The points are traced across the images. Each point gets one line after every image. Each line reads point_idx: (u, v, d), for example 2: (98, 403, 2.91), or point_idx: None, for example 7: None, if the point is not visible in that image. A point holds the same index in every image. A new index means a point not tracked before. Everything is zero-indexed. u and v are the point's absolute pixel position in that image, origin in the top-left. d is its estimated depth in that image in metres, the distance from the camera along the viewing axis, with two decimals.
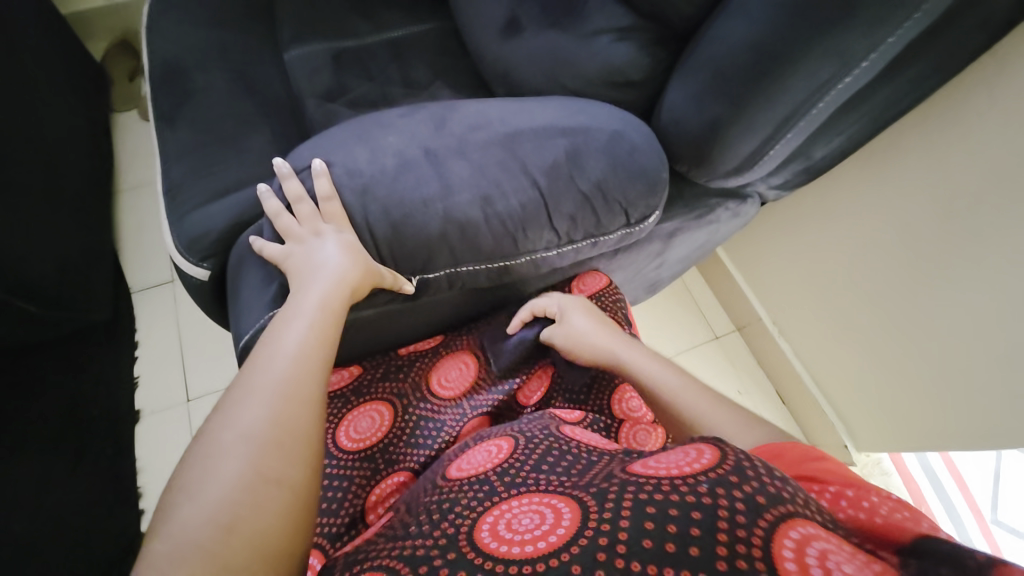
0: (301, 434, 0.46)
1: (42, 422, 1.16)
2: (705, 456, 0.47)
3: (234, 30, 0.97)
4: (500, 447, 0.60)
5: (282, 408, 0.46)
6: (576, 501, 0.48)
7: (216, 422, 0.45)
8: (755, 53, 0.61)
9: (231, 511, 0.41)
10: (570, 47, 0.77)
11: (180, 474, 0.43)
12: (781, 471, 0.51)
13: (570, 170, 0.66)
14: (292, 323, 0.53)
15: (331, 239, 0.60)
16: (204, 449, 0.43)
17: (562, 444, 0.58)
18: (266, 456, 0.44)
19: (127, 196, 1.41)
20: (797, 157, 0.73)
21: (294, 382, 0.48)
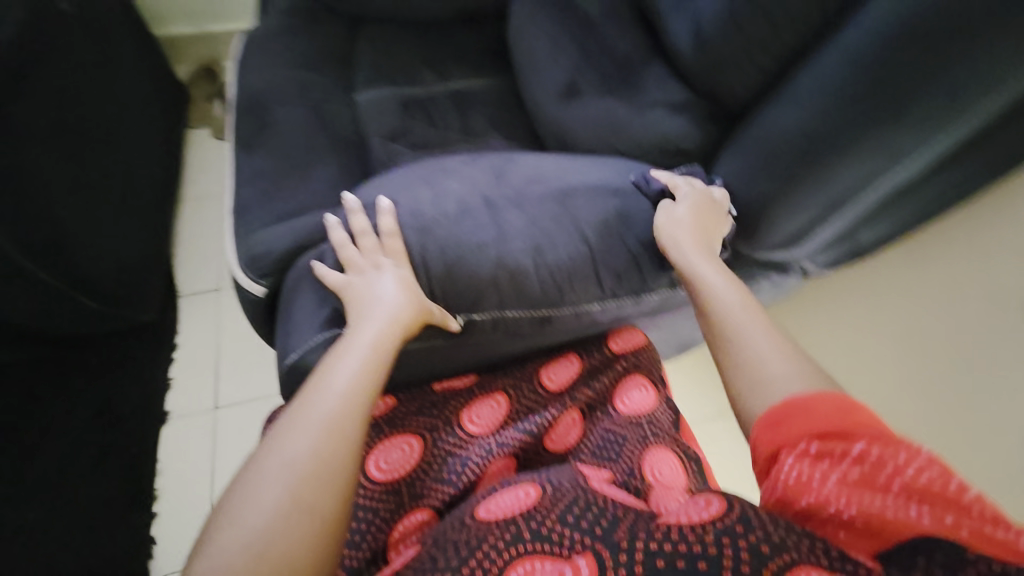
0: (337, 467, 0.47)
1: (77, 412, 1.20)
2: (713, 505, 0.50)
3: (315, 72, 1.07)
4: (529, 493, 0.59)
5: (325, 441, 0.48)
6: (591, 550, 0.49)
7: (268, 447, 0.48)
8: (805, 139, 0.64)
9: (266, 539, 0.42)
10: (626, 114, 0.82)
11: (226, 496, 0.45)
12: (804, 424, 0.47)
13: (619, 229, 0.69)
14: (345, 357, 0.55)
15: (389, 273, 0.63)
16: (252, 474, 0.46)
17: (587, 494, 0.57)
18: (303, 487, 0.45)
19: (189, 206, 1.50)
20: (842, 240, 0.76)
21: (339, 417, 0.50)
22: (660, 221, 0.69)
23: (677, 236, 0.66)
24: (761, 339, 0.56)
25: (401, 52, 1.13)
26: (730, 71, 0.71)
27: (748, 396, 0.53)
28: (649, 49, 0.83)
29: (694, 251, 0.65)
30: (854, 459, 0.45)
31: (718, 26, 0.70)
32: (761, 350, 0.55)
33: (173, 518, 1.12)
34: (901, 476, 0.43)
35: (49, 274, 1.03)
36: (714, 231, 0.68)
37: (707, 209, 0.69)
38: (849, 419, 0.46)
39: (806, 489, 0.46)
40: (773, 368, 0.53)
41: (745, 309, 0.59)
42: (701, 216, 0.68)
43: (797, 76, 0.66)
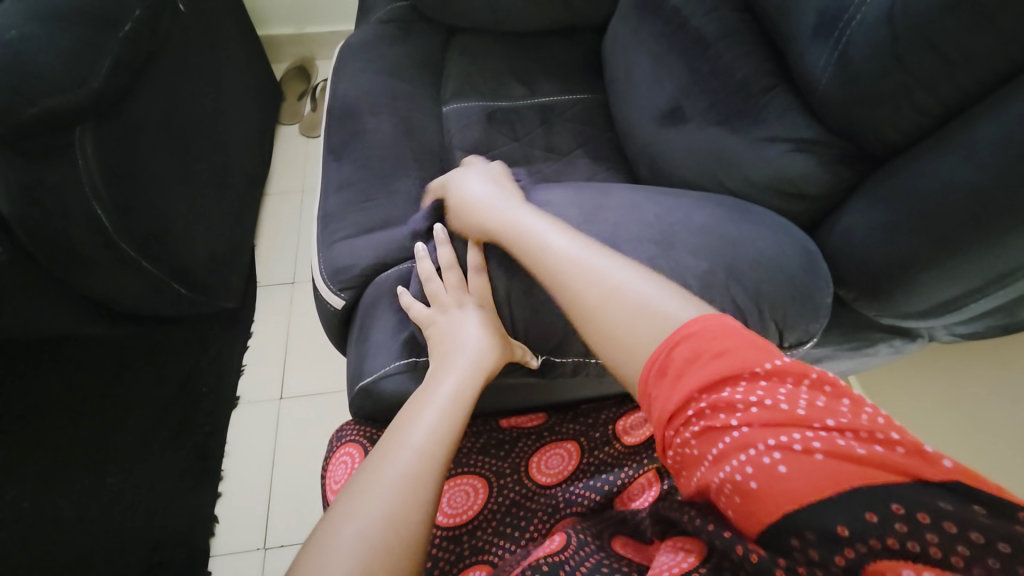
0: (410, 540, 0.43)
1: (161, 387, 1.29)
2: (688, 554, 0.43)
3: (405, 81, 1.07)
4: (554, 541, 0.53)
5: (399, 508, 0.44)
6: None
7: (341, 509, 0.45)
8: (972, 199, 0.54)
9: None
10: (738, 147, 0.74)
11: (299, 564, 0.42)
12: (660, 404, 0.46)
13: (727, 280, 0.62)
14: (425, 412, 0.52)
15: (473, 313, 0.61)
16: (324, 539, 0.43)
17: (611, 560, 0.49)
18: (375, 562, 0.41)
19: (273, 200, 1.57)
20: (996, 313, 0.63)
21: (419, 481, 0.47)
22: (461, 196, 0.69)
23: (478, 204, 0.66)
24: (603, 262, 0.56)
25: (491, 63, 1.11)
26: (879, 108, 0.61)
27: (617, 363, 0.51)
28: (772, 75, 0.75)
29: (502, 198, 0.66)
30: (697, 419, 0.43)
31: (872, 54, 0.61)
32: (602, 274, 0.54)
33: (234, 501, 1.18)
34: (736, 416, 0.42)
35: (151, 263, 1.09)
36: (505, 181, 0.71)
37: (495, 172, 0.74)
38: (683, 376, 0.45)
39: (694, 471, 0.43)
40: (618, 324, 0.51)
41: (571, 233, 0.60)
42: (497, 182, 0.71)
43: (971, 122, 0.56)
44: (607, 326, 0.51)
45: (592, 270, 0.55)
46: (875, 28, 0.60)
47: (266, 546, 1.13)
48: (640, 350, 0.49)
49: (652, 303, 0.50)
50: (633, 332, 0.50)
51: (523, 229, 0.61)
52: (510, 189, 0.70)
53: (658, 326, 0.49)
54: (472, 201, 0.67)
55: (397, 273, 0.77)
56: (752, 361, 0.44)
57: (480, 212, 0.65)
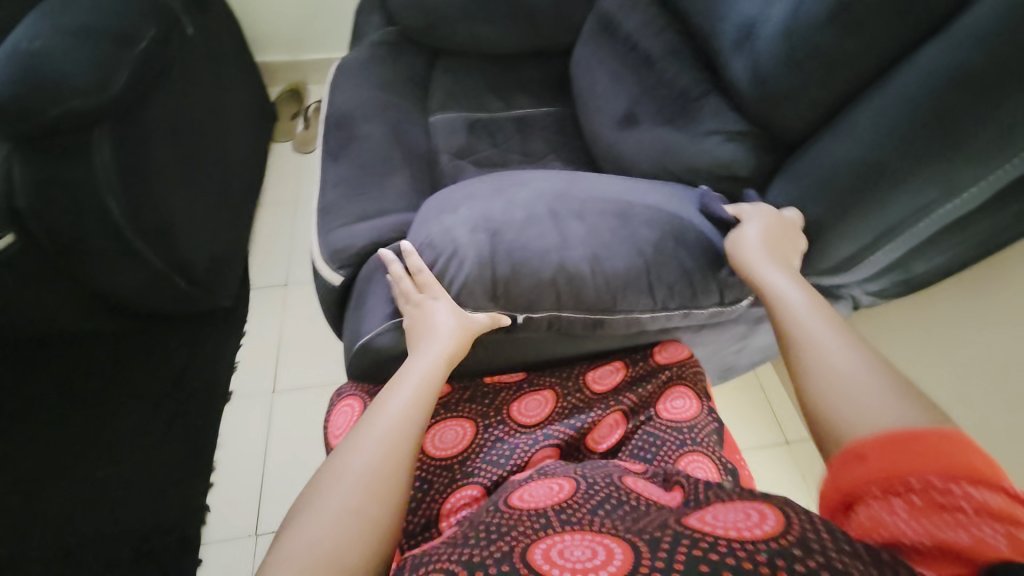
0: (382, 480, 0.57)
1: (155, 383, 1.33)
2: (768, 520, 0.48)
3: (396, 94, 1.19)
4: (561, 486, 0.62)
5: (375, 459, 0.58)
6: (625, 540, 0.50)
7: (335, 458, 0.59)
8: (861, 168, 0.68)
9: (326, 534, 0.52)
10: (682, 141, 0.88)
11: (303, 497, 0.56)
12: (864, 464, 0.48)
13: (676, 246, 0.74)
14: (401, 386, 0.64)
15: (441, 305, 0.70)
16: (323, 481, 0.57)
17: (620, 494, 0.60)
18: (356, 497, 0.55)
19: (266, 210, 1.65)
20: (896, 269, 0.77)
21: (394, 435, 0.60)
22: (734, 245, 0.72)
23: (750, 266, 0.69)
24: (832, 341, 0.59)
25: (473, 81, 1.25)
26: (786, 105, 0.76)
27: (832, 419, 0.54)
28: (707, 83, 0.89)
29: (767, 262, 0.68)
30: (916, 489, 0.45)
31: (776, 68, 0.75)
32: (830, 355, 0.58)
33: (226, 491, 1.21)
34: (967, 502, 0.43)
35: (157, 258, 1.17)
36: (788, 241, 0.71)
37: (776, 222, 0.71)
38: (903, 450, 0.47)
39: (884, 528, 0.46)
40: (837, 398, 0.54)
41: (816, 309, 0.63)
42: (780, 239, 0.71)
43: (853, 111, 0.70)
44: (825, 394, 0.55)
45: (822, 350, 0.58)
46: (775, 45, 0.75)
47: (258, 531, 1.16)
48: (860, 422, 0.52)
49: (876, 386, 0.54)
50: (855, 406, 0.53)
51: (799, 310, 0.63)
52: (791, 255, 0.70)
53: (874, 405, 0.52)
54: (749, 258, 0.69)
55: (391, 250, 0.87)
56: (992, 464, 0.45)
57: (764, 282, 0.67)
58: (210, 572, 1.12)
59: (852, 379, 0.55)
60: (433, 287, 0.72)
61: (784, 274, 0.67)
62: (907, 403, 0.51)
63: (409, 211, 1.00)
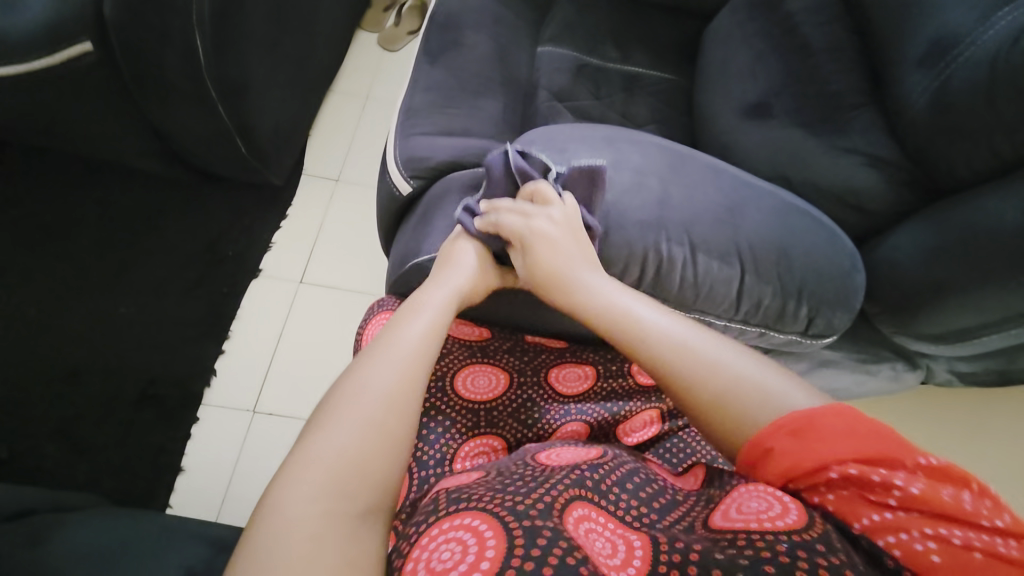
0: (407, 401, 0.53)
1: (191, 238, 1.33)
2: (790, 513, 0.44)
3: (511, 11, 1.09)
4: (590, 452, 0.60)
5: (398, 377, 0.53)
6: (646, 534, 0.47)
7: (348, 379, 0.53)
8: (1021, 239, 0.59)
9: (348, 451, 0.48)
10: (814, 150, 0.78)
11: (316, 417, 0.51)
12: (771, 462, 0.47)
13: (779, 259, 0.67)
14: (417, 315, 0.60)
15: (471, 247, 0.69)
16: (334, 401, 0.51)
17: (647, 471, 0.58)
18: (379, 413, 0.51)
19: (336, 97, 1.57)
20: (998, 356, 0.70)
21: (415, 361, 0.55)
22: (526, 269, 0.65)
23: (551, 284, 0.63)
24: (692, 339, 0.55)
25: (596, 20, 1.13)
26: (958, 142, 0.67)
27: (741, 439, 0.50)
28: (864, 95, 0.79)
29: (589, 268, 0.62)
30: (840, 478, 0.44)
31: (968, 93, 0.66)
32: (710, 360, 0.53)
33: (234, 362, 1.22)
34: (894, 493, 0.41)
35: (225, 112, 1.13)
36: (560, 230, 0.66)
37: (560, 224, 0.64)
38: (801, 444, 0.46)
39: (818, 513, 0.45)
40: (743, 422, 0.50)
41: (663, 312, 0.59)
42: (563, 241, 0.63)
43: None
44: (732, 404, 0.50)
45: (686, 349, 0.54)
46: (979, 69, 0.65)
47: (256, 410, 1.18)
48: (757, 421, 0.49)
49: (738, 368, 0.52)
50: (755, 398, 0.50)
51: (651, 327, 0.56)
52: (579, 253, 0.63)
53: (772, 393, 0.50)
54: (561, 268, 0.62)
55: (469, 174, 0.81)
56: (847, 439, 0.44)
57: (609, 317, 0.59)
58: (204, 432, 1.15)
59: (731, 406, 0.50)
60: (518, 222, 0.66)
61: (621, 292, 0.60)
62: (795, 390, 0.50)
63: (493, 140, 0.93)
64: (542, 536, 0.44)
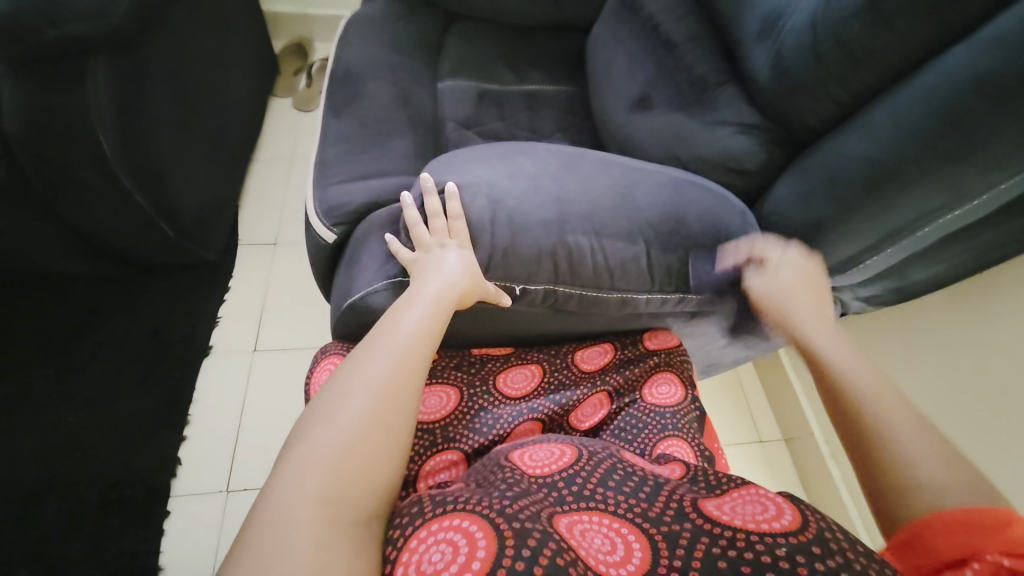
0: (408, 393, 0.52)
1: (133, 330, 1.30)
2: (785, 515, 0.48)
3: (406, 56, 1.15)
4: (563, 452, 0.60)
5: (398, 370, 0.53)
6: (641, 529, 0.49)
7: (348, 370, 0.53)
8: (870, 169, 0.67)
9: (354, 442, 0.47)
10: (693, 129, 0.87)
11: (315, 409, 0.50)
12: (938, 533, 0.46)
13: (677, 227, 0.73)
14: (413, 307, 0.61)
15: (452, 252, 0.68)
16: (337, 391, 0.51)
17: (625, 465, 0.58)
18: (382, 405, 0.50)
19: (260, 165, 1.59)
20: (891, 275, 0.77)
21: (412, 353, 0.55)
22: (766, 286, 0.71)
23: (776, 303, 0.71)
24: (892, 411, 0.57)
25: (487, 50, 1.21)
26: (805, 98, 0.76)
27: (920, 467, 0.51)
28: (724, 73, 0.88)
29: (812, 325, 0.69)
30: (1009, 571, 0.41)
31: (800, 56, 0.75)
32: (894, 421, 0.56)
33: (199, 447, 1.19)
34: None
35: (145, 200, 1.13)
36: (812, 295, 0.71)
37: (808, 273, 0.72)
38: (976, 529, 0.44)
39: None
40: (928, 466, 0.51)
41: (862, 366, 0.64)
42: (808, 289, 0.71)
43: (870, 110, 0.70)
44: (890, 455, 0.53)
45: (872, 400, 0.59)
46: (804, 34, 0.74)
47: (229, 489, 1.14)
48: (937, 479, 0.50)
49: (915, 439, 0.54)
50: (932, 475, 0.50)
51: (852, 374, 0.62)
52: (818, 308, 0.70)
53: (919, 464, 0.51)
54: (796, 316, 0.69)
55: (388, 211, 0.84)
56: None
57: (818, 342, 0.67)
58: (178, 525, 1.10)
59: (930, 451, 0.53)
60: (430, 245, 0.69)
61: (834, 338, 0.67)
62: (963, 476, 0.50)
63: (409, 175, 0.97)
64: (531, 538, 0.44)
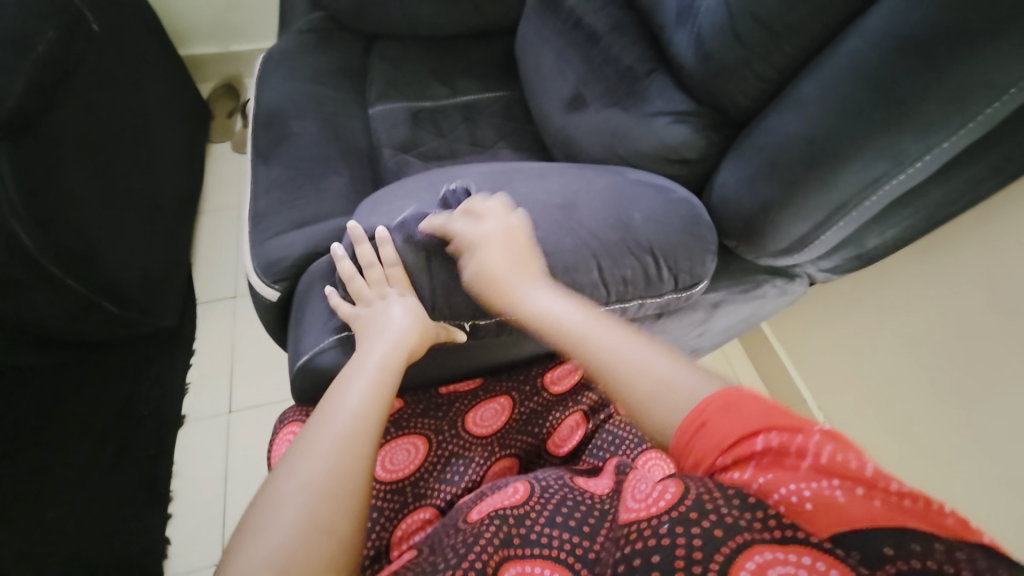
0: (352, 486, 0.49)
1: (99, 412, 1.25)
2: (669, 490, 0.47)
3: (329, 86, 1.10)
4: (518, 489, 0.57)
5: (339, 462, 0.50)
6: (569, 568, 0.48)
7: (284, 470, 0.50)
8: (808, 146, 0.65)
9: (287, 557, 0.44)
10: (630, 124, 0.84)
11: (246, 523, 0.46)
12: (708, 436, 0.48)
13: (625, 234, 0.70)
14: (356, 379, 0.58)
15: (396, 302, 0.65)
16: (272, 496, 0.48)
17: (576, 494, 0.56)
18: (320, 506, 0.47)
19: (207, 217, 1.54)
20: (848, 244, 0.75)
21: (352, 438, 0.52)
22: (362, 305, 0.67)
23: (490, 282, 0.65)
24: (633, 352, 0.57)
25: (414, 67, 1.17)
26: (733, 80, 0.73)
27: (650, 421, 0.52)
28: (652, 61, 0.85)
29: (537, 283, 0.65)
30: (765, 447, 0.45)
31: (720, 37, 0.73)
32: (629, 363, 0.56)
33: (186, 520, 1.15)
34: (808, 456, 0.42)
35: (77, 282, 1.08)
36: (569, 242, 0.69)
37: (508, 238, 0.66)
38: (740, 412, 0.47)
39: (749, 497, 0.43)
40: (676, 404, 0.51)
41: (593, 318, 0.61)
42: (508, 250, 0.65)
43: (799, 83, 0.68)
44: (640, 411, 0.53)
45: (612, 352, 0.57)
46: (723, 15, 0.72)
47: None
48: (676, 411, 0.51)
49: (648, 365, 0.55)
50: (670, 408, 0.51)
51: (584, 328, 0.60)
52: (523, 246, 0.67)
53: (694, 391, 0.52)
54: (494, 274, 0.64)
55: (327, 259, 0.79)
56: (768, 415, 0.46)
57: (513, 297, 0.64)
58: None
59: (681, 380, 0.53)
60: (370, 298, 0.66)
61: (528, 279, 0.64)
62: (691, 379, 0.53)
63: (349, 215, 0.93)
64: None
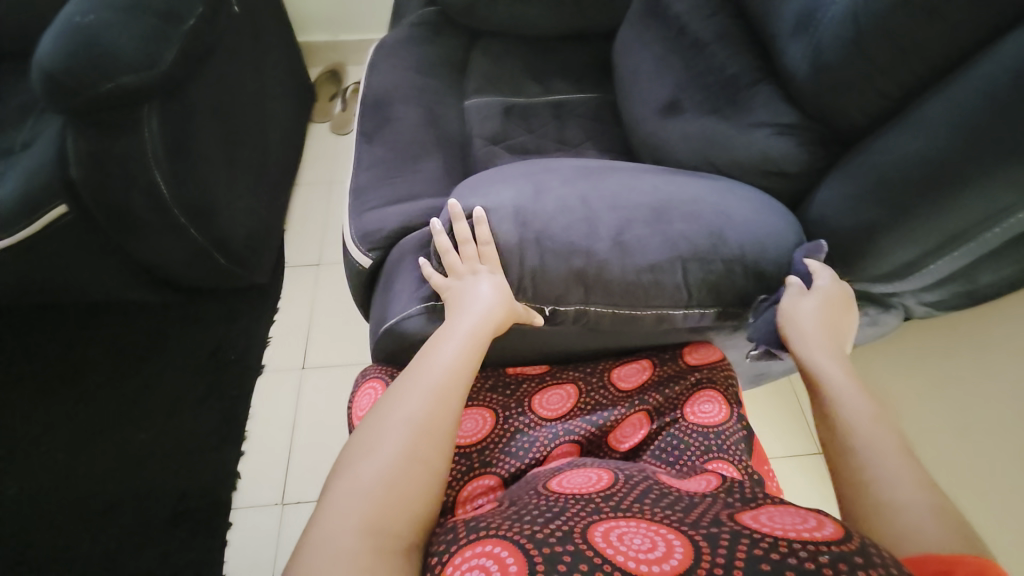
0: (444, 431, 0.55)
1: (194, 351, 1.40)
2: (827, 527, 0.45)
3: (432, 77, 1.18)
4: (599, 477, 0.59)
5: (436, 408, 0.56)
6: (686, 535, 0.47)
7: (386, 406, 0.56)
8: (926, 168, 0.62)
9: (394, 478, 0.50)
10: (728, 132, 0.83)
11: (356, 443, 0.54)
12: None
13: (716, 240, 0.70)
14: (448, 341, 0.63)
15: (485, 279, 0.69)
16: (377, 426, 0.54)
17: (661, 487, 0.57)
18: (419, 442, 0.53)
19: (302, 189, 1.67)
20: (957, 279, 0.71)
21: (446, 390, 0.58)
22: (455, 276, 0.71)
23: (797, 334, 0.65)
24: (893, 457, 0.53)
25: (512, 64, 1.22)
26: (847, 95, 0.71)
27: (873, 515, 0.50)
28: (758, 71, 0.84)
29: (820, 351, 0.64)
30: None
31: (838, 49, 0.71)
32: (878, 465, 0.53)
33: (255, 460, 1.26)
34: None
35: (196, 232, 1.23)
36: (842, 327, 0.67)
37: (840, 303, 0.67)
38: None
39: None
40: (920, 526, 0.47)
41: (876, 418, 0.58)
42: (832, 315, 0.66)
43: (923, 103, 0.65)
44: (852, 489, 0.52)
45: (869, 464, 0.53)
46: (844, 29, 0.70)
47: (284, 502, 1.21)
48: (925, 534, 0.46)
49: (908, 485, 0.51)
50: (904, 520, 0.48)
51: (862, 428, 0.57)
52: (842, 330, 0.66)
53: (931, 532, 0.46)
54: (805, 331, 0.65)
55: (419, 234, 0.85)
56: None
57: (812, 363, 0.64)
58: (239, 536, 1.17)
59: (945, 519, 0.48)
60: (461, 271, 0.70)
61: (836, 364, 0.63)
62: (941, 523, 0.47)
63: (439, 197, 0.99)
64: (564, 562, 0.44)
